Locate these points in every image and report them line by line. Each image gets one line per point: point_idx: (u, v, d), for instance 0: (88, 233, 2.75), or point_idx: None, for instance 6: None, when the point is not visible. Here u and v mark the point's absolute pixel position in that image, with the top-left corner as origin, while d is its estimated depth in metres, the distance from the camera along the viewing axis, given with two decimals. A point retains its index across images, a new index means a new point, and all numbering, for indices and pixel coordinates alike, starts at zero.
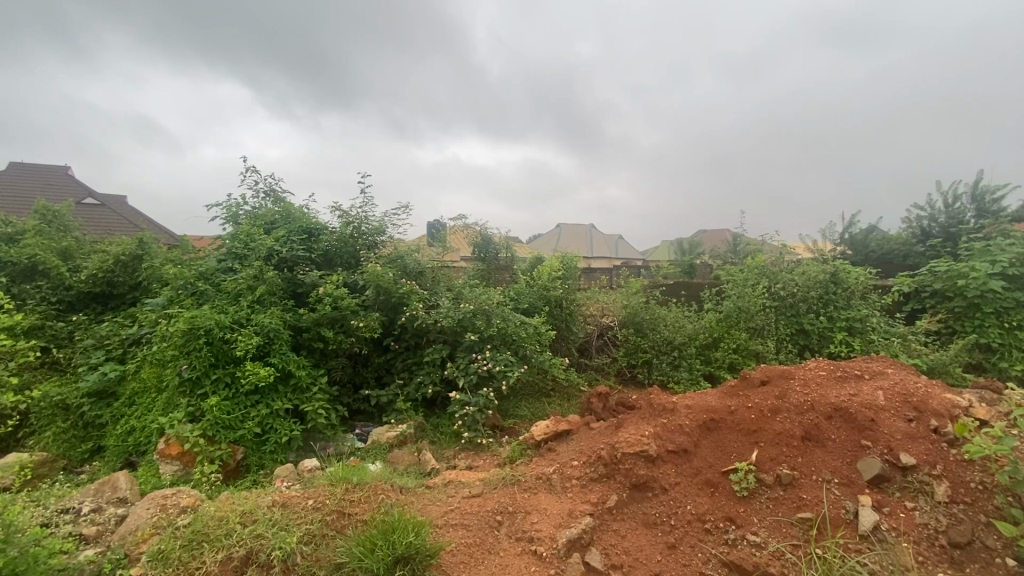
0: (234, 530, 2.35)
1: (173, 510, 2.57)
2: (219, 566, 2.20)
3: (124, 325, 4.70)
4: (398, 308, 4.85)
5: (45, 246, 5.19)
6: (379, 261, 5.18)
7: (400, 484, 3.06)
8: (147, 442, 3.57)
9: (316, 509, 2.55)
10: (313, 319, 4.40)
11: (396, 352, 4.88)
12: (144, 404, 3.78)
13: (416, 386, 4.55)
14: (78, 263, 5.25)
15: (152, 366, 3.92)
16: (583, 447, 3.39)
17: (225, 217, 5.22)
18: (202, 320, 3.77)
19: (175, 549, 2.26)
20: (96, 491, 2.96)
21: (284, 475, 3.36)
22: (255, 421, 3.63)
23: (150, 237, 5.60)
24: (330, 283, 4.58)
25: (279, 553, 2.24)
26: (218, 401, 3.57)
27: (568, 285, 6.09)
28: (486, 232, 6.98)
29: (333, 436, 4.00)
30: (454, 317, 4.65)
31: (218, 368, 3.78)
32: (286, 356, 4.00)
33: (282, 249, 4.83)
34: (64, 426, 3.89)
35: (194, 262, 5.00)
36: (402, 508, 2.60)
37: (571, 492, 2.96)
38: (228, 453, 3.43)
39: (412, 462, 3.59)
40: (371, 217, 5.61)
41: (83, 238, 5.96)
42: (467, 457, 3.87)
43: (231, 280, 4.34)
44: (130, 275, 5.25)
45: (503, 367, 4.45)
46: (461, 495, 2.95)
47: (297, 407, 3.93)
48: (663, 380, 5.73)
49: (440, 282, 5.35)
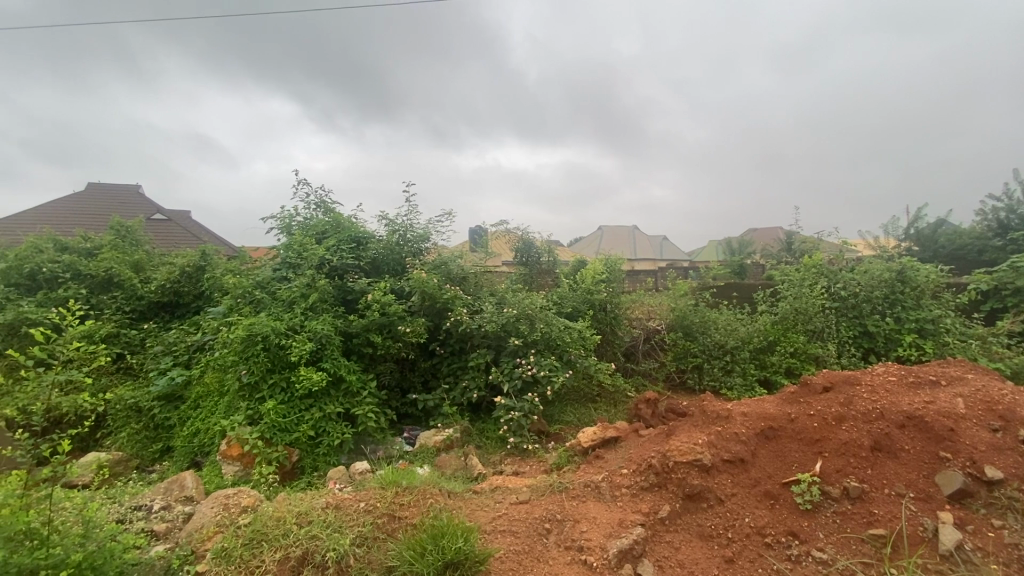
0: (292, 530, 2.42)
1: (235, 509, 2.68)
2: (277, 565, 2.27)
3: (189, 333, 4.99)
4: (443, 313, 4.90)
5: (120, 259, 5.59)
6: (424, 267, 5.26)
7: (448, 489, 3.07)
8: (210, 443, 3.76)
9: (367, 512, 2.60)
10: (363, 325, 4.52)
11: (441, 357, 4.93)
12: (207, 406, 3.99)
13: (461, 391, 4.58)
14: (148, 275, 5.63)
15: (214, 371, 4.13)
16: (632, 455, 3.30)
17: (279, 228, 5.46)
18: (260, 326, 3.95)
19: (237, 548, 2.35)
20: (165, 490, 3.14)
21: (336, 477, 3.45)
22: (309, 424, 3.75)
23: (211, 249, 5.95)
24: (378, 290, 4.69)
25: (333, 554, 2.29)
26: (275, 405, 3.72)
27: (613, 288, 5.99)
28: (528, 237, 6.96)
29: (382, 440, 4.08)
30: (498, 321, 4.65)
31: (275, 373, 3.94)
32: (337, 361, 4.13)
33: (333, 257, 4.99)
34: (137, 427, 4.16)
35: (252, 272, 5.24)
36: (450, 513, 2.61)
37: (622, 501, 2.87)
38: (284, 455, 3.55)
39: (459, 467, 3.60)
40: (415, 225, 5.72)
41: (152, 251, 6.39)
42: (514, 463, 3.86)
43: (286, 289, 4.52)
44: (194, 285, 5.60)
45: (548, 372, 4.42)
46: (507, 502, 2.93)
47: (348, 410, 4.03)
48: (714, 386, 5.52)
49: (483, 287, 5.37)
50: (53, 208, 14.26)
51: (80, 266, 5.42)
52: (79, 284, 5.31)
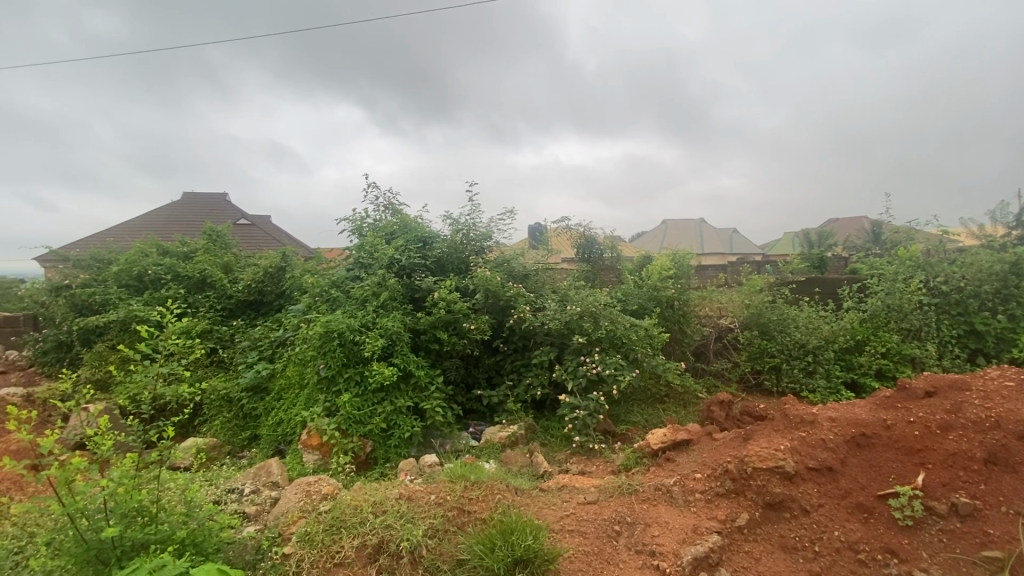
0: (368, 519, 2.52)
1: (316, 496, 2.83)
2: (356, 552, 2.37)
3: (272, 329, 5.35)
4: (506, 311, 4.93)
5: (212, 262, 6.09)
6: (487, 265, 5.33)
7: (515, 485, 3.08)
8: (292, 432, 4.01)
9: (438, 504, 2.66)
10: (430, 322, 4.63)
11: (505, 354, 4.96)
12: (289, 398, 4.25)
13: (525, 388, 4.59)
14: (236, 275, 6.09)
15: (295, 365, 4.40)
16: (706, 459, 3.16)
17: (351, 230, 5.72)
18: (336, 323, 4.15)
19: (319, 533, 2.47)
20: (254, 475, 3.38)
21: (407, 469, 3.56)
22: (381, 417, 3.91)
23: (290, 250, 6.35)
24: (444, 288, 4.80)
25: (407, 544, 2.36)
26: (350, 398, 3.90)
27: (681, 284, 5.76)
28: (591, 233, 6.83)
29: (450, 434, 4.18)
30: (561, 319, 4.62)
31: (350, 368, 4.13)
32: (407, 357, 4.27)
33: (401, 257, 5.16)
34: (229, 415, 4.51)
35: (327, 272, 5.54)
36: (518, 510, 2.62)
37: (696, 507, 2.75)
38: (359, 446, 3.72)
39: (525, 464, 3.61)
40: (477, 224, 5.79)
41: (239, 253, 6.90)
42: (580, 462, 3.81)
43: (359, 288, 4.73)
44: (275, 285, 6.01)
45: (614, 370, 4.32)
46: (575, 501, 2.89)
47: (417, 404, 4.16)
48: (795, 388, 5.18)
49: (545, 285, 5.35)
50: (155, 216, 15.77)
51: (179, 268, 5.95)
52: (178, 284, 5.84)
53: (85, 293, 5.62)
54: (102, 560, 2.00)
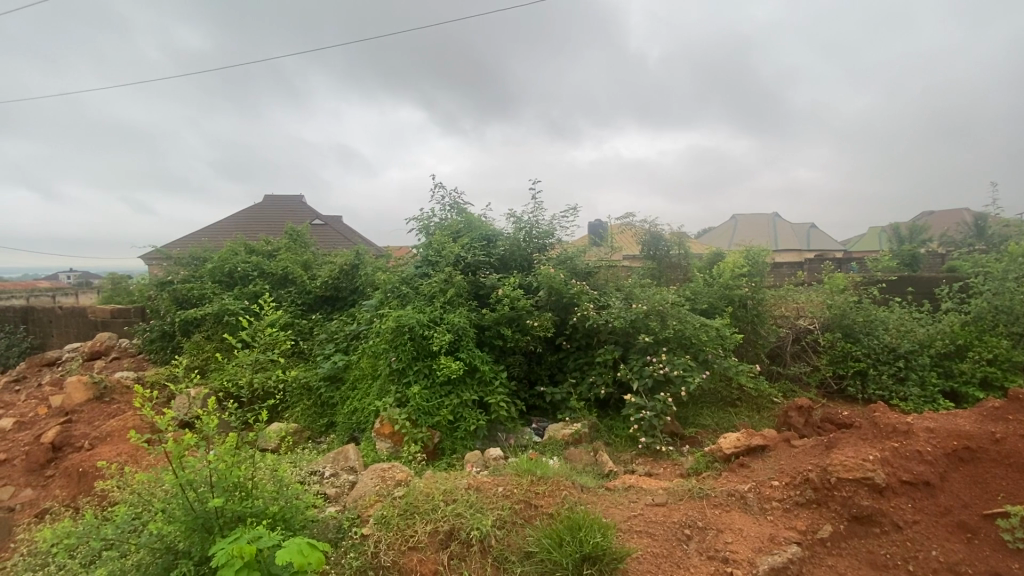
0: (439, 506, 2.62)
1: (390, 482, 2.98)
2: (428, 537, 2.46)
3: (347, 323, 5.66)
4: (569, 308, 4.92)
5: (293, 260, 6.53)
6: (550, 262, 5.34)
7: (581, 483, 3.08)
8: (366, 421, 4.22)
9: (505, 497, 2.72)
10: (494, 318, 4.72)
11: (567, 352, 4.94)
12: (363, 388, 4.49)
13: (588, 387, 4.56)
14: (315, 273, 6.50)
15: (368, 357, 4.64)
16: (784, 466, 3.00)
17: (419, 229, 5.93)
18: (407, 318, 4.34)
19: (394, 516, 2.58)
20: (333, 459, 3.60)
21: (473, 461, 3.65)
22: (448, 409, 4.04)
23: (363, 249, 6.69)
24: (508, 285, 4.87)
25: (476, 533, 2.43)
26: (419, 390, 4.06)
27: (755, 283, 5.49)
28: (657, 229, 6.65)
29: (513, 429, 4.25)
30: (626, 317, 4.54)
31: (419, 361, 4.30)
32: (472, 352, 4.39)
33: (467, 254, 5.28)
34: (309, 403, 4.81)
35: (397, 269, 5.77)
36: (585, 507, 2.62)
37: (773, 516, 2.63)
38: (427, 436, 3.86)
39: (590, 462, 3.59)
40: (540, 221, 5.81)
41: (317, 252, 7.34)
42: (646, 464, 3.74)
43: (426, 284, 4.90)
44: (350, 281, 6.34)
45: (682, 371, 4.19)
46: (642, 502, 2.85)
47: (482, 398, 4.26)
48: (883, 396, 4.79)
49: (609, 282, 5.29)
50: (241, 218, 17.05)
51: (265, 266, 6.43)
52: (264, 281, 6.31)
53: (185, 287, 6.19)
54: (207, 528, 2.20)
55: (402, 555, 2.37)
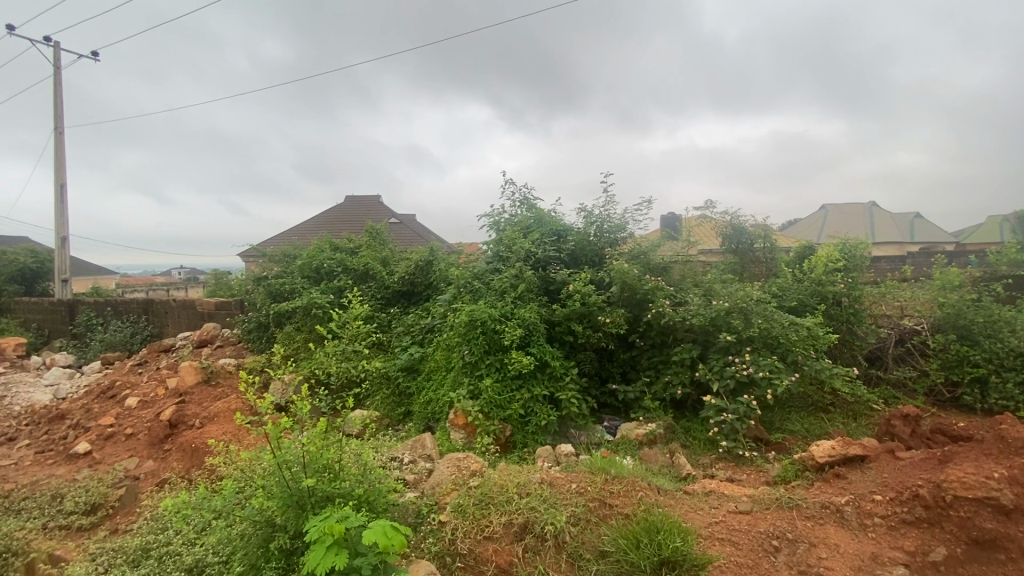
0: (514, 498, 2.64)
1: (466, 472, 3.05)
2: (503, 528, 2.49)
3: (422, 317, 5.87)
4: (643, 305, 4.77)
5: (374, 257, 6.88)
6: (622, 257, 5.21)
7: (657, 484, 2.99)
8: (440, 412, 4.36)
9: (579, 494, 2.70)
10: (565, 314, 4.68)
11: (641, 349, 4.79)
12: (437, 380, 4.63)
13: (663, 386, 4.41)
14: (392, 269, 6.80)
15: (443, 350, 4.79)
16: (888, 480, 2.74)
17: (490, 225, 6.01)
18: (479, 313, 4.42)
19: (470, 505, 2.63)
20: (411, 447, 3.75)
21: (545, 456, 3.65)
22: (520, 404, 4.07)
23: (437, 245, 6.92)
24: (579, 280, 4.81)
25: (551, 528, 2.43)
26: (491, 383, 4.13)
27: (852, 279, 5.05)
28: (739, 221, 6.28)
29: (584, 425, 4.20)
30: (705, 314, 4.32)
31: (491, 355, 4.36)
32: (543, 347, 4.39)
33: (537, 250, 5.27)
34: (388, 392, 5.03)
35: (469, 265, 5.89)
36: (663, 510, 2.55)
37: (874, 533, 2.40)
38: (499, 429, 3.91)
39: (666, 464, 3.46)
40: (612, 215, 5.67)
41: (394, 249, 7.66)
42: (727, 469, 3.56)
43: (497, 280, 4.97)
44: (425, 277, 6.59)
45: (768, 373, 3.92)
46: (723, 509, 2.72)
47: (553, 394, 4.25)
48: (1008, 407, 4.24)
49: (687, 278, 5.07)
50: (324, 218, 18.19)
51: (348, 262, 6.81)
52: (347, 276, 6.69)
53: (278, 282, 6.70)
54: (300, 505, 2.36)
55: (478, 544, 2.41)
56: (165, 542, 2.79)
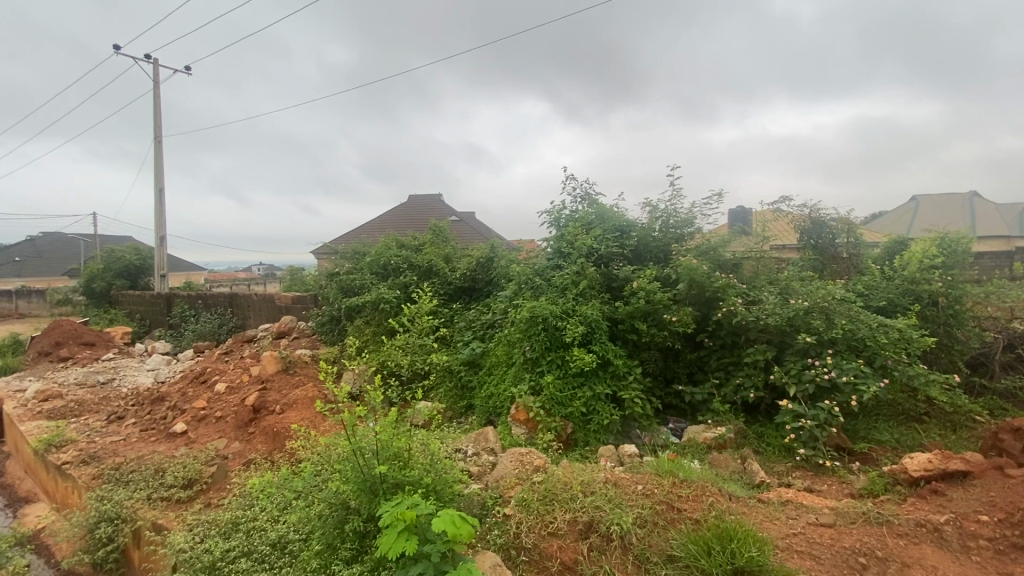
0: (578, 496, 2.63)
1: (529, 467, 3.06)
2: (568, 525, 2.47)
3: (483, 313, 5.95)
4: (712, 303, 4.56)
5: (437, 253, 7.06)
6: (690, 253, 5.02)
7: (729, 491, 2.86)
8: (502, 406, 4.41)
9: (645, 496, 2.64)
10: (628, 312, 4.57)
11: (709, 350, 4.61)
12: (498, 375, 4.69)
13: (734, 389, 4.22)
14: (454, 265, 6.96)
15: (504, 346, 4.84)
16: (996, 500, 2.48)
17: (551, 221, 5.98)
18: (540, 309, 4.41)
19: (534, 500, 2.64)
20: (475, 439, 3.82)
21: (607, 455, 3.59)
22: (581, 401, 4.03)
23: (498, 242, 6.98)
24: (643, 277, 4.67)
25: (617, 528, 2.39)
26: (552, 380, 4.12)
27: (951, 276, 4.59)
28: (820, 215, 5.87)
29: (648, 426, 4.10)
30: (782, 314, 4.06)
31: (552, 352, 4.35)
32: (605, 345, 4.31)
33: (600, 246, 5.17)
34: (450, 385, 5.15)
35: (530, 261, 5.90)
36: (736, 517, 2.44)
37: (979, 557, 2.18)
38: (561, 426, 3.91)
39: (737, 470, 3.30)
40: (679, 210, 5.47)
41: (456, 246, 7.82)
42: (805, 478, 3.35)
43: (559, 276, 4.94)
44: (486, 274, 6.69)
45: (853, 378, 3.63)
46: (802, 520, 2.56)
47: (616, 393, 4.17)
48: None
49: (760, 276, 4.81)
50: (388, 217, 18.90)
51: (413, 259, 7.03)
52: (412, 272, 6.91)
53: (349, 278, 7.04)
54: (373, 490, 2.47)
55: (543, 539, 2.41)
56: (252, 518, 3.02)
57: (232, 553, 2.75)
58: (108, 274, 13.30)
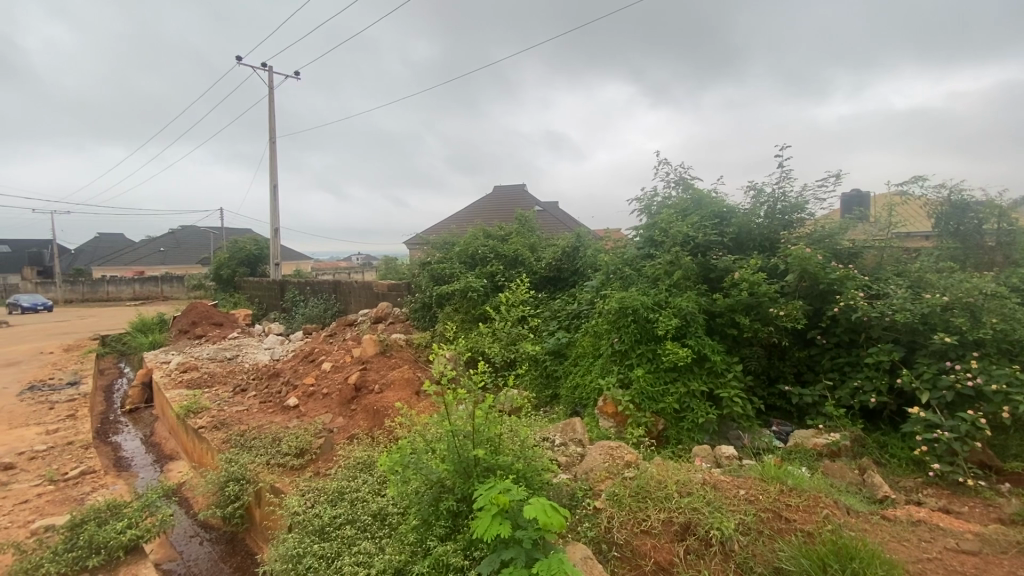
0: (674, 496, 2.52)
1: (620, 462, 2.99)
2: (662, 525, 2.38)
3: (569, 303, 5.90)
4: (827, 297, 4.14)
5: (523, 243, 7.10)
6: (801, 241, 4.59)
7: (846, 503, 2.59)
8: (588, 398, 4.33)
9: (748, 502, 2.47)
10: (728, 304, 4.28)
11: (822, 348, 4.20)
12: (585, 365, 4.62)
13: (851, 392, 3.81)
14: (540, 255, 6.96)
15: (591, 337, 4.75)
16: None
17: (642, 209, 5.74)
18: (630, 300, 4.25)
19: (626, 496, 2.57)
20: (562, 429, 3.80)
21: (702, 455, 3.41)
22: (674, 397, 3.85)
23: (584, 231, 6.87)
24: (746, 267, 4.35)
25: (717, 533, 2.25)
26: (643, 373, 3.97)
27: None
28: (962, 197, 5.10)
29: (749, 428, 3.84)
30: (913, 310, 3.58)
31: (642, 344, 4.19)
32: (701, 339, 4.08)
33: (696, 234, 4.86)
34: (536, 373, 5.16)
35: (620, 250, 5.73)
36: (856, 534, 2.21)
37: None
38: (652, 422, 3.76)
39: (855, 481, 2.99)
40: (788, 194, 5.00)
41: (542, 235, 7.80)
42: (939, 497, 2.95)
43: (651, 266, 4.74)
44: (571, 263, 6.62)
45: (1005, 387, 3.12)
46: (938, 544, 2.25)
47: (712, 391, 3.95)
48: None
49: (885, 268, 4.29)
50: (475, 208, 19.37)
51: (499, 248, 7.13)
52: (499, 261, 7.01)
53: (439, 267, 7.30)
54: (466, 473, 2.54)
55: (635, 537, 2.34)
56: (355, 489, 3.25)
57: (339, 520, 2.97)
58: (232, 263, 14.96)
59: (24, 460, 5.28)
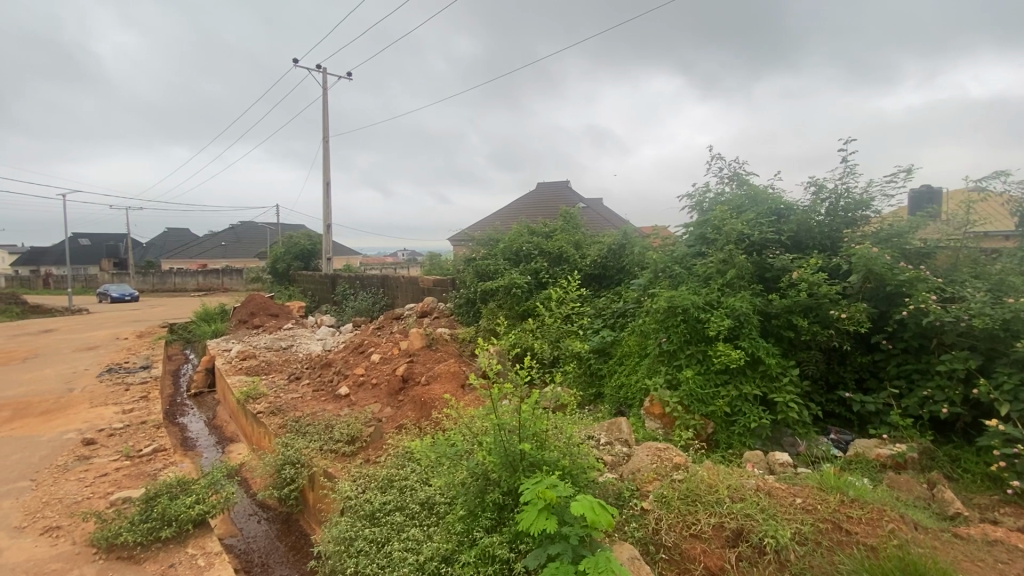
0: (725, 500, 2.46)
1: (668, 464, 2.94)
2: (712, 530, 2.33)
3: (615, 301, 5.83)
4: (895, 300, 3.91)
5: (568, 240, 7.07)
6: (867, 240, 4.35)
7: (913, 518, 2.45)
8: (634, 397, 4.28)
9: (805, 511, 2.38)
10: (785, 306, 4.11)
11: (888, 354, 3.97)
12: (631, 364, 4.57)
13: (920, 402, 3.59)
14: (585, 252, 6.91)
15: (638, 336, 4.68)
16: None
17: (693, 205, 5.59)
18: (680, 299, 4.15)
19: (675, 499, 2.53)
20: (607, 428, 3.77)
21: (754, 460, 3.30)
22: (725, 401, 3.75)
23: (631, 228, 6.76)
24: (806, 267, 4.17)
25: (771, 541, 2.19)
26: (692, 375, 3.87)
27: None
28: None
29: (805, 435, 3.69)
30: (993, 316, 3.32)
31: (692, 345, 4.09)
32: (755, 341, 3.94)
33: (752, 232, 4.69)
34: (580, 371, 5.14)
35: (668, 248, 5.61)
36: (924, 551, 2.08)
37: None
38: (701, 425, 3.68)
39: (923, 496, 2.82)
40: (852, 190, 4.73)
41: (587, 232, 7.73)
42: (1019, 517, 2.74)
43: (703, 265, 4.62)
44: (617, 261, 6.54)
45: None
46: (1017, 566, 2.09)
47: (766, 395, 3.81)
48: None
49: (960, 269, 4.00)
50: (520, 205, 19.43)
51: (543, 245, 7.13)
52: (543, 258, 7.01)
53: (484, 263, 7.37)
54: (513, 467, 2.57)
55: (684, 540, 2.30)
56: (404, 477, 3.35)
57: (389, 506, 3.08)
58: (288, 257, 15.67)
59: (104, 436, 5.75)
